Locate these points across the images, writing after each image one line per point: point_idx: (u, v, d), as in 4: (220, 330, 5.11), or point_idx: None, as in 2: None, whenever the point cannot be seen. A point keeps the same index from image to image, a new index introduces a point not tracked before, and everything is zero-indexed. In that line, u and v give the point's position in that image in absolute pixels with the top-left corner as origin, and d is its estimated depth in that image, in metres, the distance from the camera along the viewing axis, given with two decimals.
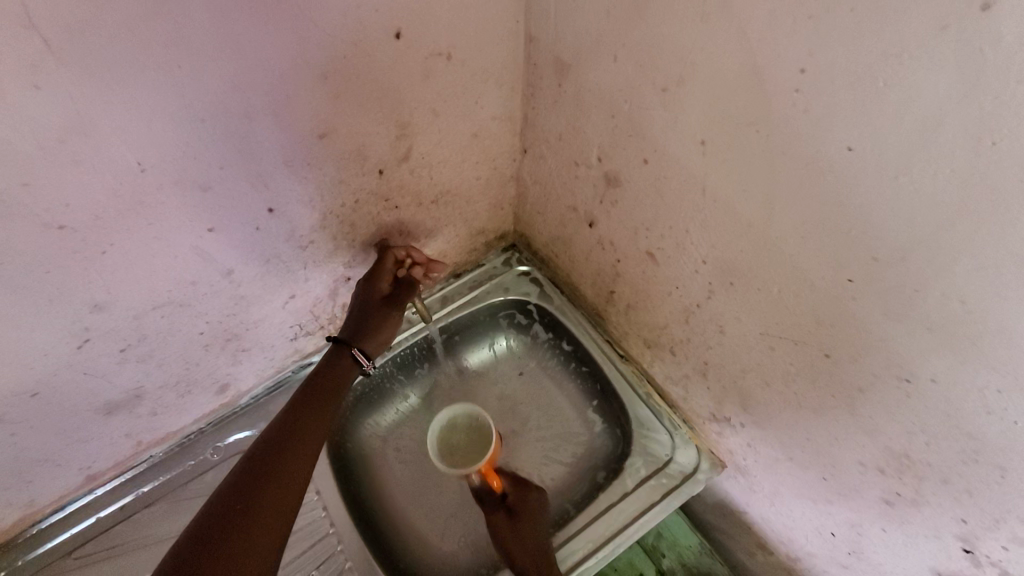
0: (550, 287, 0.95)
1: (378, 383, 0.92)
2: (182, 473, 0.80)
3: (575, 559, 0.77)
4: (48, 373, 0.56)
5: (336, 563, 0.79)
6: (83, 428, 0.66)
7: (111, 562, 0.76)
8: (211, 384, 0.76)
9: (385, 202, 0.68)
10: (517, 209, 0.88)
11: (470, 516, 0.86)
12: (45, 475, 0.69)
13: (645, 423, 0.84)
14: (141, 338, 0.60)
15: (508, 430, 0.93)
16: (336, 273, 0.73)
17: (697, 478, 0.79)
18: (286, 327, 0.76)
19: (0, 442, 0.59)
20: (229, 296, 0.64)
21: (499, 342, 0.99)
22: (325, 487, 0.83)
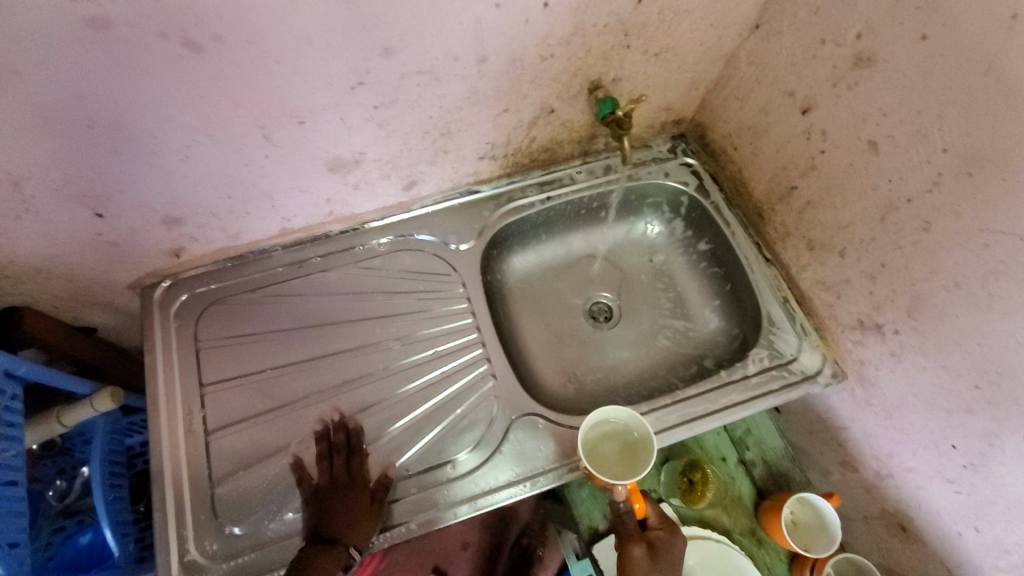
0: (709, 183, 0.94)
1: (526, 231, 0.96)
2: (353, 254, 0.88)
3: (680, 421, 0.80)
4: (319, 106, 0.63)
5: (476, 362, 0.83)
6: (306, 177, 0.74)
7: (284, 306, 0.84)
8: (403, 178, 0.82)
9: (623, 37, 0.70)
10: (709, 95, 0.89)
11: (584, 363, 0.94)
12: (258, 213, 0.78)
13: (775, 322, 0.85)
14: (392, 100, 0.66)
15: (627, 305, 0.99)
16: (547, 101, 0.77)
17: (816, 380, 0.81)
18: (483, 143, 0.81)
19: (254, 161, 0.67)
20: (466, 87, 0.68)
21: (638, 226, 1.02)
22: (475, 296, 0.87)
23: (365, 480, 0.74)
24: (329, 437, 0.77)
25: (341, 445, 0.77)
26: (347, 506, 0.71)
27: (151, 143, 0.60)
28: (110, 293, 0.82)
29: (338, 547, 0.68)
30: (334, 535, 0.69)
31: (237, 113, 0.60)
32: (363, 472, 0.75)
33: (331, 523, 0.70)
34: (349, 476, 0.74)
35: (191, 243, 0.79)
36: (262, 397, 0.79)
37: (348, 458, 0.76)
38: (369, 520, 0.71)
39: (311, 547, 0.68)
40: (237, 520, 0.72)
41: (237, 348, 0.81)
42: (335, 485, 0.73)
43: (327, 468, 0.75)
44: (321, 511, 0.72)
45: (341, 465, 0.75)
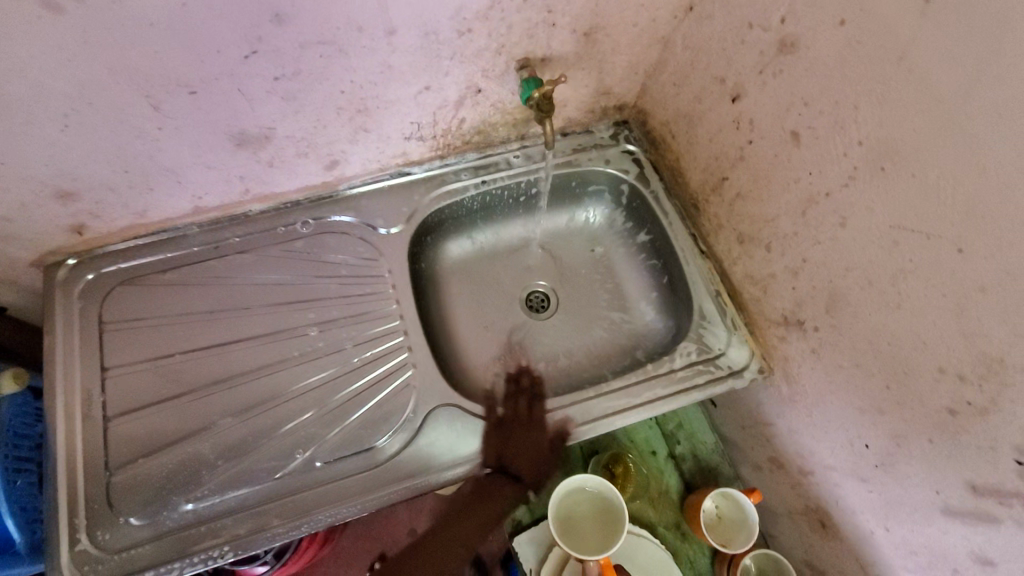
0: (650, 172, 0.92)
1: (459, 215, 0.93)
2: (272, 236, 0.84)
3: (603, 414, 0.79)
4: (209, 75, 0.59)
5: (396, 351, 0.80)
6: (212, 152, 0.70)
7: (195, 289, 0.80)
8: (323, 156, 0.78)
9: (548, 14, 0.67)
10: (649, 79, 0.86)
11: (516, 354, 0.92)
12: (163, 189, 0.73)
13: (706, 316, 0.84)
14: (295, 71, 0.62)
15: (563, 296, 0.97)
16: (473, 80, 0.73)
17: (742, 375, 0.80)
18: (408, 123, 0.77)
19: (145, 132, 0.63)
20: (378, 61, 0.65)
21: (579, 215, 0.99)
22: (400, 282, 0.84)
23: (542, 421, 0.80)
24: (519, 380, 0.89)
25: (523, 390, 0.86)
26: (518, 441, 0.78)
27: (22, 110, 0.55)
28: (7, 270, 0.77)
29: (527, 482, 0.79)
30: (518, 467, 0.78)
31: (118, 80, 0.56)
32: (543, 416, 0.80)
33: (517, 454, 0.78)
34: (531, 418, 0.80)
35: (92, 220, 0.74)
36: (167, 382, 0.75)
37: (531, 400, 0.84)
38: (540, 456, 0.78)
39: (493, 476, 0.77)
40: (133, 510, 0.69)
41: (143, 331, 0.78)
42: (511, 421, 0.80)
43: (512, 409, 0.82)
44: (510, 443, 0.78)
45: (528, 411, 0.81)
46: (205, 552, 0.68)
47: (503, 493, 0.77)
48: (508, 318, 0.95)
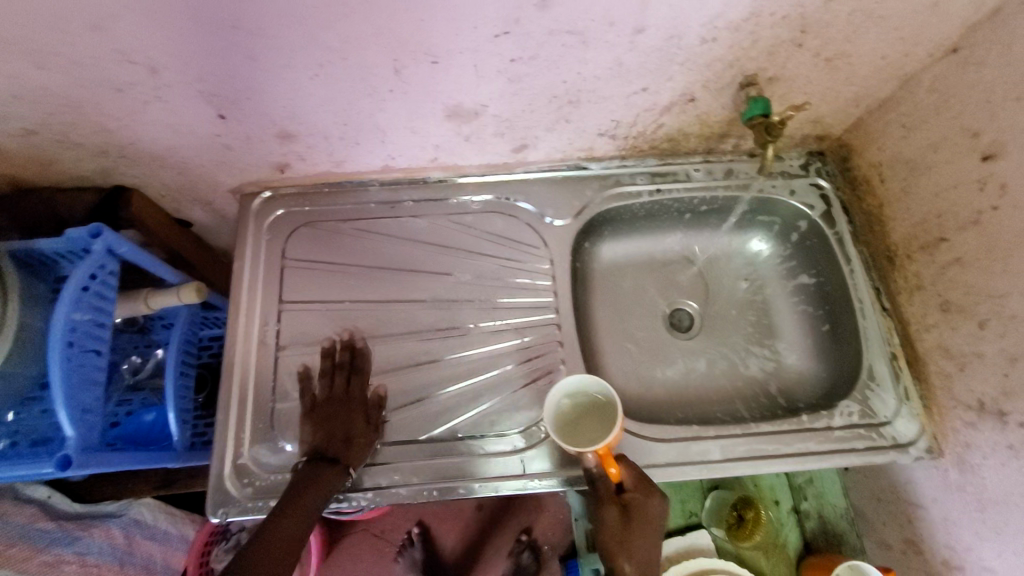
0: (839, 211, 0.85)
1: (624, 219, 0.91)
2: (445, 205, 0.86)
3: (747, 455, 0.75)
4: (457, 48, 0.59)
5: (544, 345, 0.80)
6: (424, 119, 0.71)
7: (369, 244, 0.84)
8: (516, 139, 0.78)
9: (800, 34, 0.62)
10: (869, 115, 0.79)
11: (652, 369, 0.90)
12: (367, 145, 0.76)
13: (877, 379, 0.78)
14: (533, 56, 0.61)
15: (709, 320, 0.93)
16: (690, 89, 0.70)
17: (908, 451, 0.74)
18: (608, 120, 0.75)
19: (378, 93, 0.65)
20: (612, 56, 0.63)
21: (744, 241, 0.94)
22: (560, 276, 0.83)
23: (361, 399, 0.75)
24: (335, 354, 0.77)
25: (346, 365, 0.77)
26: (344, 425, 0.72)
27: (284, 55, 0.58)
28: (211, 192, 0.84)
29: (338, 462, 0.69)
30: (333, 452, 0.70)
31: (376, 41, 0.57)
32: (361, 390, 0.75)
33: (334, 441, 0.70)
34: (348, 395, 0.74)
35: (297, 161, 0.78)
36: (333, 327, 0.79)
37: (350, 375, 0.76)
38: (362, 440, 0.72)
39: (310, 462, 0.68)
40: (290, 438, 0.74)
41: (318, 274, 0.82)
42: (330, 402, 0.73)
43: (328, 385, 0.75)
44: (325, 429, 0.71)
45: (343, 386, 0.75)
46: (347, 493, 0.71)
47: (318, 482, 0.67)
48: (647, 331, 0.92)
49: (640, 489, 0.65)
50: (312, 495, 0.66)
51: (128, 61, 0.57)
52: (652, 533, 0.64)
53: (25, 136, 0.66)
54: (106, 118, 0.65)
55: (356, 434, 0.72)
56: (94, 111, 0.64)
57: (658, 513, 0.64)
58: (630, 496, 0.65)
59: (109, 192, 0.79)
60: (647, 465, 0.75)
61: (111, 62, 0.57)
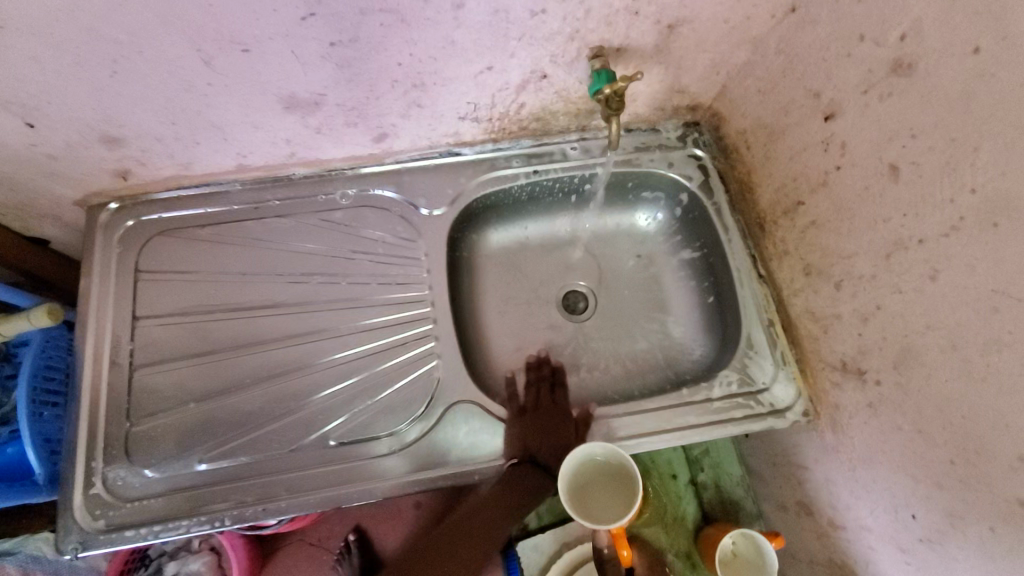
0: (715, 181, 0.85)
1: (505, 203, 0.88)
2: (312, 202, 0.82)
3: (630, 434, 0.74)
4: (264, 32, 0.55)
5: (421, 340, 0.77)
6: (261, 112, 0.67)
7: (231, 248, 0.79)
8: (373, 128, 0.74)
9: (631, 1, 0.60)
10: (732, 81, 0.78)
11: (546, 355, 0.88)
12: (208, 145, 0.72)
13: (754, 346, 0.78)
14: (353, 38, 0.58)
15: (602, 300, 0.92)
16: (538, 65, 0.67)
17: (785, 415, 0.74)
18: (463, 103, 0.72)
19: (194, 86, 0.61)
20: (441, 35, 0.60)
21: (632, 217, 0.93)
22: (436, 267, 0.80)
23: (566, 408, 0.79)
24: (539, 367, 0.86)
25: (546, 377, 0.85)
26: (557, 425, 0.77)
27: (71, 51, 0.53)
28: (50, 206, 0.77)
29: (549, 471, 0.73)
30: (546, 459, 0.74)
31: (170, 31, 0.53)
32: (565, 400, 0.81)
33: (542, 440, 0.75)
34: (556, 403, 0.80)
35: (138, 166, 0.73)
36: (193, 339, 0.75)
37: (553, 388, 0.83)
38: (564, 440, 0.75)
39: (523, 462, 0.73)
40: (149, 461, 0.70)
41: (176, 285, 0.77)
42: (547, 409, 0.79)
43: (534, 396, 0.82)
44: (535, 430, 0.76)
45: (549, 397, 0.81)
46: (211, 514, 0.68)
47: (524, 476, 0.72)
48: (539, 317, 0.90)
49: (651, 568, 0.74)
50: (518, 491, 0.72)
51: None
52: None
53: None
54: None
55: (562, 429, 0.76)
56: None
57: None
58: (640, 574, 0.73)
59: None
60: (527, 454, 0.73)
61: None
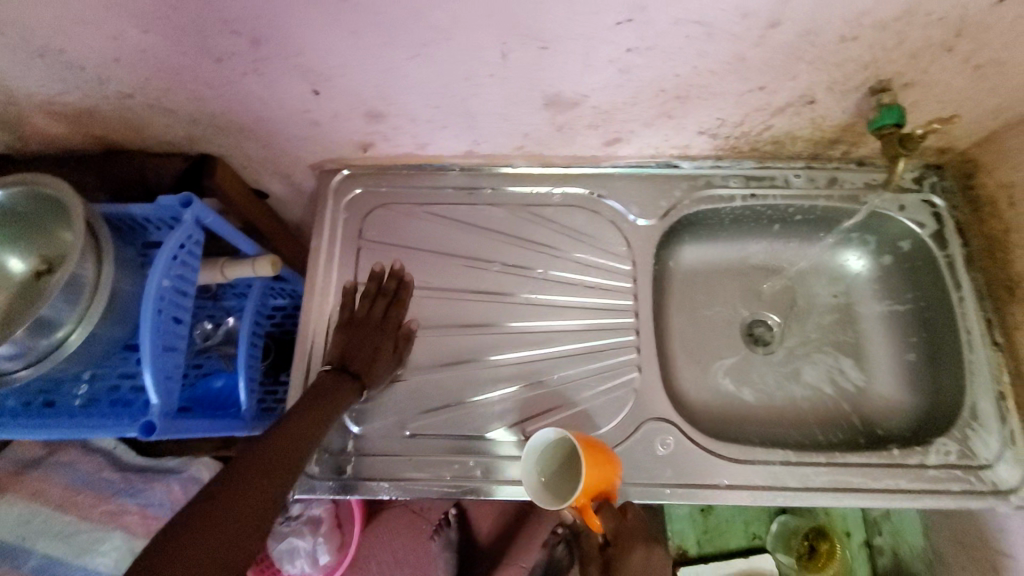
0: (951, 232, 0.78)
1: (709, 223, 0.86)
2: (526, 195, 0.83)
3: (826, 485, 0.71)
4: (571, 34, 0.55)
5: (621, 349, 0.78)
6: (519, 106, 0.68)
7: (447, 230, 0.82)
8: (610, 132, 0.74)
9: (952, 37, 0.56)
10: (1008, 128, 0.72)
11: (726, 381, 0.86)
12: (454, 130, 0.74)
13: (979, 417, 0.72)
14: (649, 46, 0.57)
15: (790, 335, 0.88)
16: (811, 91, 0.64)
17: (1008, 498, 0.69)
18: (712, 118, 0.70)
19: (478, 76, 0.62)
20: (735, 50, 0.58)
21: (838, 256, 0.88)
22: (641, 278, 0.80)
23: (392, 331, 0.73)
24: (380, 281, 0.75)
25: (388, 291, 0.74)
26: (370, 350, 0.71)
27: (391, 33, 0.56)
28: (291, 166, 0.83)
29: (355, 381, 0.69)
30: (354, 369, 0.70)
31: (488, 22, 0.54)
32: (395, 323, 0.73)
33: (356, 355, 0.71)
34: (381, 322, 0.73)
35: (381, 141, 0.77)
36: (406, 312, 0.79)
37: (390, 302, 0.74)
38: (383, 362, 0.72)
39: (331, 372, 0.69)
40: (357, 420, 0.74)
41: (392, 258, 0.81)
42: (368, 323, 0.72)
43: (366, 307, 0.73)
44: (348, 343, 0.71)
45: (377, 311, 0.73)
46: (406, 481, 0.72)
47: (334, 390, 0.67)
48: (723, 342, 0.88)
49: (619, 541, 0.61)
50: (330, 398, 0.67)
51: (234, 31, 0.56)
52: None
53: (122, 99, 0.66)
54: (202, 87, 0.64)
55: (371, 351, 0.71)
56: (192, 79, 0.63)
57: (644, 563, 0.60)
58: (613, 550, 0.61)
59: (195, 159, 0.78)
60: (716, 485, 0.71)
61: (218, 32, 0.56)
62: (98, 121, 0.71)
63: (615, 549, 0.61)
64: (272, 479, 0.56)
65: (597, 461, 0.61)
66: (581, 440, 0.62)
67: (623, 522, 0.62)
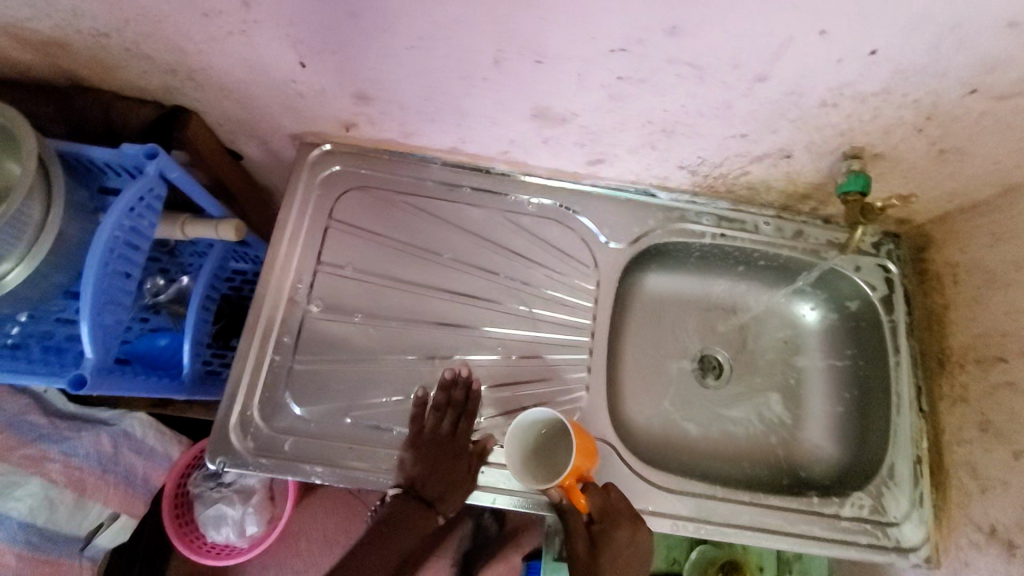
0: (899, 300, 0.82)
1: (677, 255, 0.87)
2: (503, 199, 0.83)
3: (744, 524, 0.74)
4: (566, 54, 0.56)
5: (572, 368, 0.79)
6: (507, 113, 0.68)
7: (419, 223, 0.81)
8: (594, 152, 0.74)
9: (923, 121, 0.59)
10: (960, 212, 0.76)
11: (670, 410, 0.87)
12: (440, 125, 0.73)
13: (895, 478, 0.76)
14: (641, 79, 0.58)
15: (737, 375, 0.90)
16: (789, 146, 0.67)
17: (908, 556, 0.73)
18: (693, 155, 0.72)
19: (471, 77, 0.62)
20: (723, 97, 0.59)
21: (793, 306, 0.91)
22: (603, 299, 0.81)
23: (462, 445, 0.70)
24: (451, 389, 0.70)
25: (459, 402, 0.71)
26: (446, 466, 0.69)
27: (388, 21, 0.55)
28: (270, 133, 0.81)
29: (430, 509, 0.68)
30: (429, 495, 0.68)
31: (486, 29, 0.54)
32: (467, 436, 0.71)
33: (432, 483, 0.69)
34: (453, 437, 0.70)
35: (366, 124, 0.76)
36: (365, 299, 0.78)
37: (458, 417, 0.71)
38: (460, 487, 0.69)
39: (404, 498, 0.68)
40: (300, 400, 0.74)
41: (359, 242, 0.80)
42: (437, 442, 0.70)
43: (435, 421, 0.70)
44: (423, 470, 0.69)
45: (449, 426, 0.70)
46: (341, 468, 0.71)
47: (404, 521, 0.68)
48: (673, 372, 0.89)
49: (607, 520, 0.64)
50: (393, 524, 0.68)
51: None
52: (622, 566, 0.63)
53: (98, 36, 0.63)
54: (184, 40, 0.62)
55: (444, 467, 0.69)
56: (175, 29, 0.60)
57: (627, 543, 0.64)
58: (598, 528, 0.64)
59: (167, 109, 0.75)
60: (642, 511, 0.73)
61: None
62: (68, 53, 0.67)
63: (598, 528, 0.64)
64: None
65: (585, 442, 0.65)
66: (572, 425, 0.64)
67: (610, 502, 0.65)
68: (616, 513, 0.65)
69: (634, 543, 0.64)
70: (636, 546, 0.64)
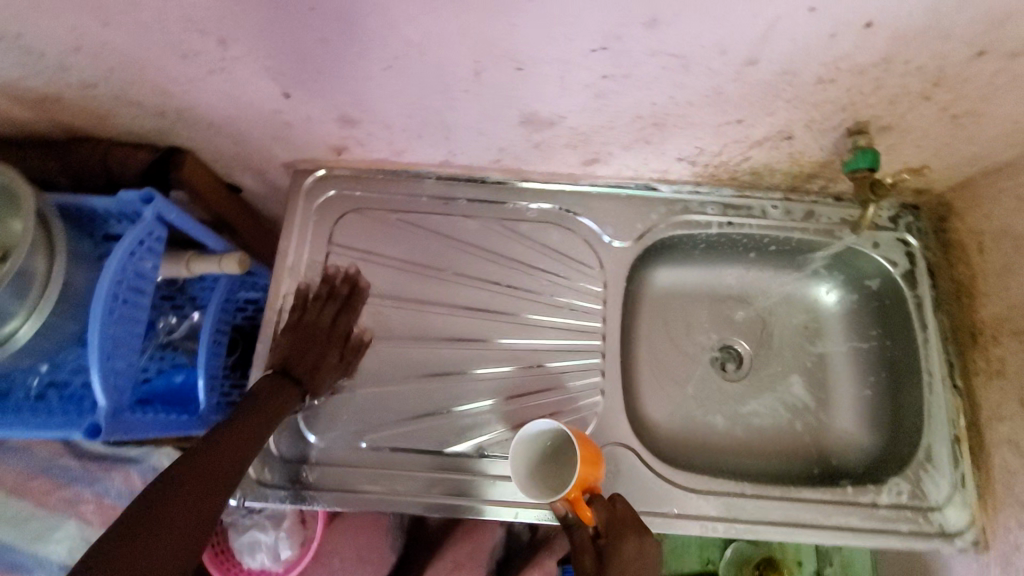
0: (922, 273, 0.78)
1: (683, 247, 0.85)
2: (502, 207, 0.82)
3: (776, 520, 0.71)
4: (546, 58, 0.54)
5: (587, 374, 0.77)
6: (494, 122, 0.67)
7: (418, 239, 0.81)
8: (588, 152, 0.73)
9: (930, 87, 0.56)
10: (981, 177, 0.73)
11: (692, 407, 0.85)
12: (430, 140, 0.72)
13: (933, 460, 0.73)
14: (625, 75, 0.56)
15: (758, 364, 0.87)
16: (790, 127, 0.64)
17: (953, 541, 0.70)
18: (690, 145, 0.70)
19: (453, 91, 0.61)
20: (713, 84, 0.57)
21: (811, 288, 0.88)
22: (611, 300, 0.79)
23: (340, 337, 0.73)
24: (333, 281, 0.76)
25: (341, 294, 0.75)
26: (319, 353, 0.72)
27: (362, 43, 0.54)
28: (264, 163, 0.81)
29: (298, 387, 0.70)
30: (298, 374, 0.70)
31: (461, 40, 0.53)
32: (346, 328, 0.74)
33: (301, 360, 0.71)
34: (330, 327, 0.73)
35: (356, 146, 0.75)
36: (370, 321, 0.78)
37: (341, 308, 0.74)
38: (322, 369, 0.72)
39: (272, 377, 0.69)
40: (314, 428, 0.73)
41: (360, 264, 0.79)
42: (313, 331, 0.73)
43: (317, 311, 0.74)
44: (293, 347, 0.71)
45: (327, 316, 0.74)
46: (361, 492, 0.71)
47: (275, 399, 0.67)
48: (691, 367, 0.87)
49: (613, 533, 0.61)
50: (266, 406, 0.66)
51: (198, 31, 0.54)
52: None
53: (86, 88, 0.64)
54: (168, 82, 0.62)
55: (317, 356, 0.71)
56: (158, 73, 0.61)
57: (635, 555, 0.59)
58: (605, 542, 0.60)
59: (161, 151, 0.76)
60: (669, 515, 0.71)
61: (183, 31, 0.54)
62: (60, 107, 0.68)
63: (604, 541, 0.60)
64: (197, 501, 0.54)
65: (590, 454, 0.63)
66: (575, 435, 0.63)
67: (616, 515, 0.62)
68: (623, 525, 0.61)
69: (645, 556, 0.59)
70: (646, 560, 0.59)
